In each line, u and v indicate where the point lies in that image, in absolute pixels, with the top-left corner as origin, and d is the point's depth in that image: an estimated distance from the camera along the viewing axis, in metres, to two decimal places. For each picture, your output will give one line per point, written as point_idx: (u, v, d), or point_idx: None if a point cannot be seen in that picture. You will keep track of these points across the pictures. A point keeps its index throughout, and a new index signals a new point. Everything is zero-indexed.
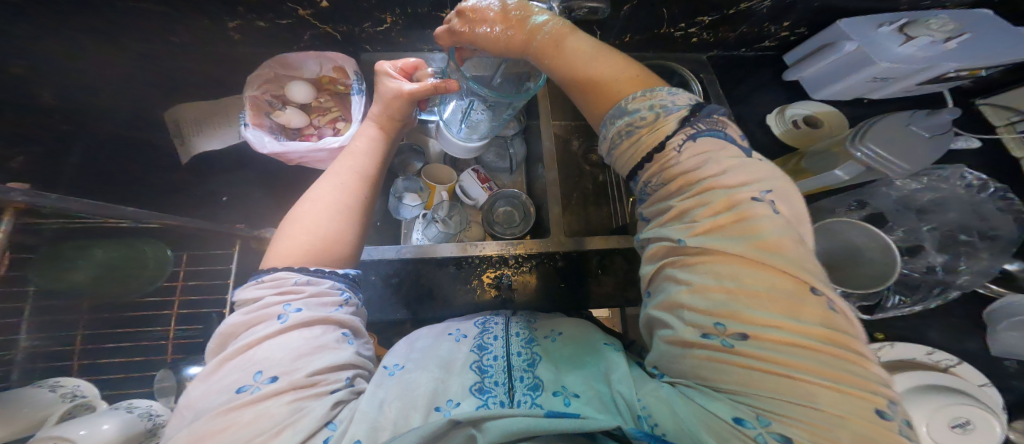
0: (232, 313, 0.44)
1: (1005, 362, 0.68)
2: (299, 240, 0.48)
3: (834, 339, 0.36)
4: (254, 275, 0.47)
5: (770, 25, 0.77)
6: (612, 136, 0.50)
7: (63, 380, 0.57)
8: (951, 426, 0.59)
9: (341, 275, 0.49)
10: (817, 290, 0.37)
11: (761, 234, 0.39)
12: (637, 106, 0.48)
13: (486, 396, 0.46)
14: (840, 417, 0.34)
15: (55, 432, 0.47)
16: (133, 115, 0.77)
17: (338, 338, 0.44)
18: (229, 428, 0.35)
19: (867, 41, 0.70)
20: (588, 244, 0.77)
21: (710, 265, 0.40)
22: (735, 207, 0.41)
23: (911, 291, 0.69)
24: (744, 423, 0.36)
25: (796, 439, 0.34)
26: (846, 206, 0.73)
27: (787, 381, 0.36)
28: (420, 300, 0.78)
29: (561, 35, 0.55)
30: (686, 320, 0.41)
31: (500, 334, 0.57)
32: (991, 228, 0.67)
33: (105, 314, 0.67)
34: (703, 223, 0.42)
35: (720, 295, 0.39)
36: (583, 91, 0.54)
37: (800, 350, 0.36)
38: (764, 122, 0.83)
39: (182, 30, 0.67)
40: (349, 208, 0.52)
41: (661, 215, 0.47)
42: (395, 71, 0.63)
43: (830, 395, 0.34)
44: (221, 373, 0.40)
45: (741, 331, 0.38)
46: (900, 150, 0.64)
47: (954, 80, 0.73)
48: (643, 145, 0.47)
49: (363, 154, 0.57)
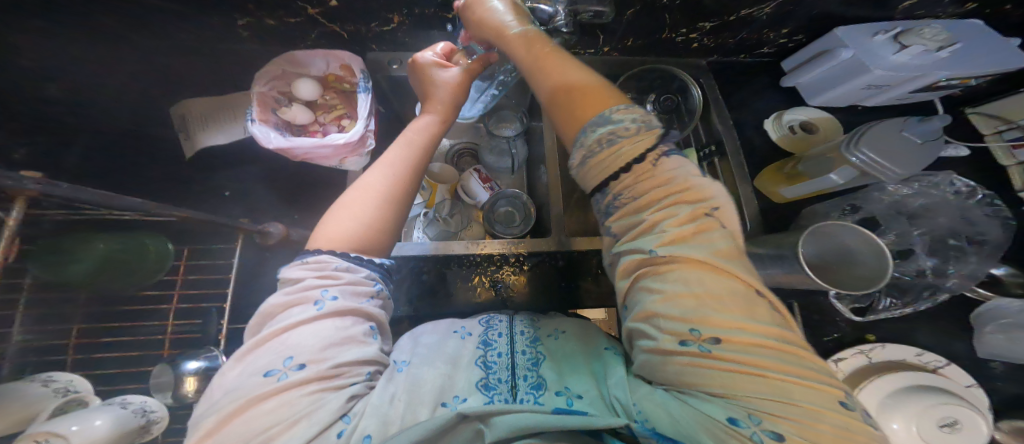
0: (273, 293, 0.44)
1: (990, 364, 0.70)
2: (345, 226, 0.49)
3: (787, 337, 0.39)
4: (299, 254, 0.47)
5: (769, 33, 0.79)
6: (587, 146, 0.48)
7: (57, 375, 0.56)
8: (939, 426, 0.60)
9: (377, 265, 0.49)
10: (764, 293, 0.41)
11: (715, 243, 0.42)
12: (620, 117, 0.48)
13: (493, 392, 0.46)
14: (816, 411, 0.35)
15: (48, 428, 0.46)
16: (134, 109, 0.76)
17: (365, 332, 0.44)
18: (252, 411, 0.36)
19: (863, 49, 0.71)
20: (576, 244, 0.74)
21: (680, 273, 0.42)
22: (696, 219, 0.44)
23: (901, 294, 0.71)
24: (739, 423, 0.36)
25: (786, 436, 0.35)
26: (840, 211, 0.74)
27: (762, 380, 0.37)
28: (422, 298, 0.79)
29: (537, 40, 0.57)
30: (663, 329, 0.41)
31: (504, 331, 0.58)
32: (977, 233, 0.69)
33: (102, 308, 0.66)
34: (673, 233, 0.43)
35: (694, 301, 0.40)
36: (548, 95, 0.53)
37: (766, 350, 0.38)
38: (761, 127, 0.86)
39: (188, 27, 0.66)
40: (398, 192, 0.52)
41: (630, 229, 0.46)
42: (435, 59, 0.65)
43: (804, 388, 0.37)
44: (255, 355, 0.40)
45: (715, 336, 0.39)
46: (892, 156, 0.66)
47: (944, 89, 0.76)
48: (624, 155, 0.46)
49: (418, 146, 0.57)
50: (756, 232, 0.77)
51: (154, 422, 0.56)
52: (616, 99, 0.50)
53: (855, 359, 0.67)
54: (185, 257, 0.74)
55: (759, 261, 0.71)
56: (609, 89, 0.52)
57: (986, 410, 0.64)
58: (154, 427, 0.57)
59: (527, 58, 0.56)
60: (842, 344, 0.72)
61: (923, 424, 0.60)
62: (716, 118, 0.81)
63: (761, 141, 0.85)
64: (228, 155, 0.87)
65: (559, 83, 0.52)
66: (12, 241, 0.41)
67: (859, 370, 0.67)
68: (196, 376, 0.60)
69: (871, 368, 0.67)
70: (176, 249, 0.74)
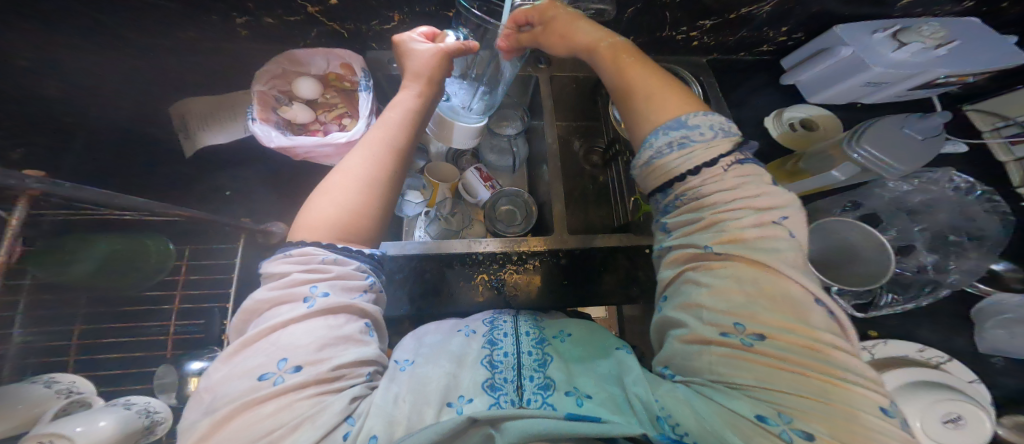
0: (257, 289, 0.43)
1: (992, 360, 0.70)
2: (326, 211, 0.48)
3: (840, 343, 0.39)
4: (281, 248, 0.47)
5: (769, 30, 0.79)
6: (655, 148, 0.49)
7: (59, 376, 0.55)
8: (942, 422, 0.60)
9: (366, 256, 0.49)
10: (823, 301, 0.40)
11: (781, 249, 0.42)
12: (698, 122, 0.48)
13: (499, 393, 0.46)
14: (853, 413, 0.35)
15: (52, 429, 0.46)
16: (132, 108, 0.76)
17: (360, 330, 0.44)
18: (247, 415, 0.36)
19: (863, 46, 0.72)
20: (597, 241, 0.77)
21: (732, 270, 0.42)
22: (760, 225, 0.43)
23: (903, 290, 0.72)
24: (767, 420, 0.36)
25: (817, 435, 0.34)
26: (841, 207, 0.76)
27: (801, 377, 0.38)
28: (427, 296, 0.77)
29: (627, 48, 0.58)
30: (706, 320, 0.42)
31: (509, 330, 0.57)
32: (978, 229, 0.70)
33: (102, 309, 0.66)
34: (732, 233, 0.44)
35: (743, 297, 0.41)
36: (626, 101, 0.55)
37: (807, 351, 0.38)
38: (762, 124, 0.86)
39: (187, 26, 0.66)
40: (382, 176, 0.51)
41: (684, 226, 0.48)
42: (419, 37, 0.64)
43: (840, 392, 0.37)
44: (244, 356, 0.39)
45: (760, 332, 0.40)
46: (895, 152, 0.65)
47: (943, 86, 0.76)
48: (698, 158, 0.47)
49: (395, 125, 0.56)
50: None
51: (158, 423, 0.56)
52: (696, 106, 0.51)
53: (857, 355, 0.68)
54: (186, 257, 0.74)
55: None
56: (690, 98, 0.52)
57: (988, 406, 0.64)
58: (158, 427, 0.56)
59: (607, 68, 0.57)
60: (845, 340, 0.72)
61: (926, 420, 0.60)
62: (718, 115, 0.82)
63: (761, 138, 0.85)
64: (228, 155, 0.86)
65: (638, 88, 0.53)
66: (15, 241, 0.41)
67: None
68: (200, 377, 0.59)
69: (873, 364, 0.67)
70: (177, 250, 0.73)
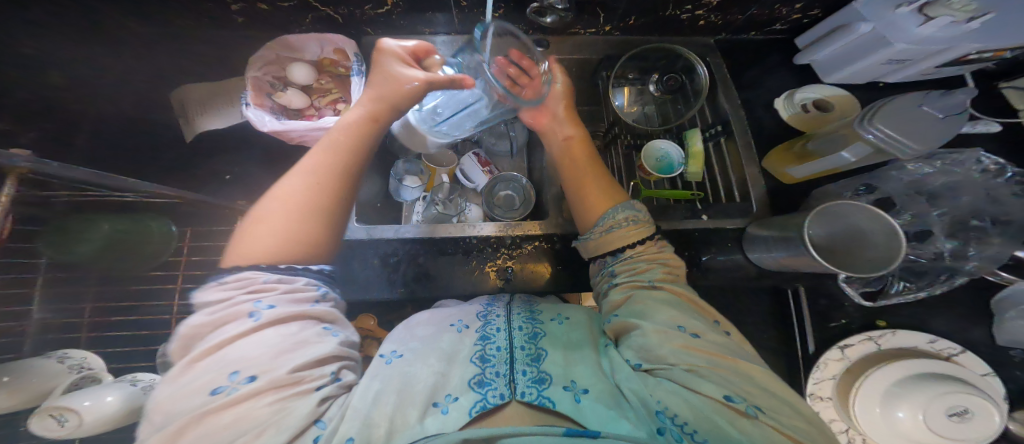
0: (192, 315, 0.42)
1: (1010, 352, 0.66)
2: (259, 240, 0.47)
3: (744, 345, 0.50)
4: (213, 276, 0.45)
5: (782, 8, 0.75)
6: (611, 221, 0.58)
7: (71, 352, 0.58)
8: (947, 415, 0.56)
9: (315, 271, 0.49)
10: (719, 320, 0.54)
11: (685, 286, 0.56)
12: (637, 208, 0.60)
13: (486, 389, 0.45)
14: (778, 390, 0.44)
15: (63, 403, 0.50)
16: (138, 95, 0.79)
17: (318, 332, 0.45)
18: (205, 428, 0.36)
19: (885, 22, 0.66)
20: None
21: (666, 293, 0.52)
22: (675, 269, 0.57)
23: (917, 278, 0.67)
24: (734, 399, 0.41)
25: (765, 408, 0.41)
26: (853, 191, 0.70)
27: (738, 365, 0.45)
28: (419, 279, 0.75)
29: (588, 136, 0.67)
30: (656, 323, 0.48)
31: (502, 325, 0.54)
32: (1004, 213, 0.64)
33: (111, 288, 0.69)
34: (661, 272, 0.55)
35: (676, 310, 0.50)
36: (579, 186, 0.63)
37: (733, 347, 0.48)
38: (772, 106, 0.83)
39: (187, 13, 0.69)
40: (313, 208, 0.50)
41: (628, 269, 0.56)
42: (406, 54, 0.62)
43: (764, 375, 0.45)
44: (190, 374, 0.39)
45: (698, 331, 0.48)
46: (912, 131, 0.61)
47: (974, 63, 0.71)
48: (626, 238, 0.57)
49: (335, 151, 0.54)
50: (762, 214, 0.74)
51: None
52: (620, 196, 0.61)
53: (862, 345, 0.64)
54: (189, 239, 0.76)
55: (761, 242, 0.68)
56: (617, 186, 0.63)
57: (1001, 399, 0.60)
58: None
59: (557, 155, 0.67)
60: (851, 330, 0.69)
61: (930, 413, 0.57)
62: (724, 98, 0.81)
63: (770, 121, 0.82)
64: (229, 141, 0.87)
65: (585, 173, 0.63)
66: (6, 216, 0.42)
67: (867, 358, 0.64)
68: None
69: (880, 354, 0.64)
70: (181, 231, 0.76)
